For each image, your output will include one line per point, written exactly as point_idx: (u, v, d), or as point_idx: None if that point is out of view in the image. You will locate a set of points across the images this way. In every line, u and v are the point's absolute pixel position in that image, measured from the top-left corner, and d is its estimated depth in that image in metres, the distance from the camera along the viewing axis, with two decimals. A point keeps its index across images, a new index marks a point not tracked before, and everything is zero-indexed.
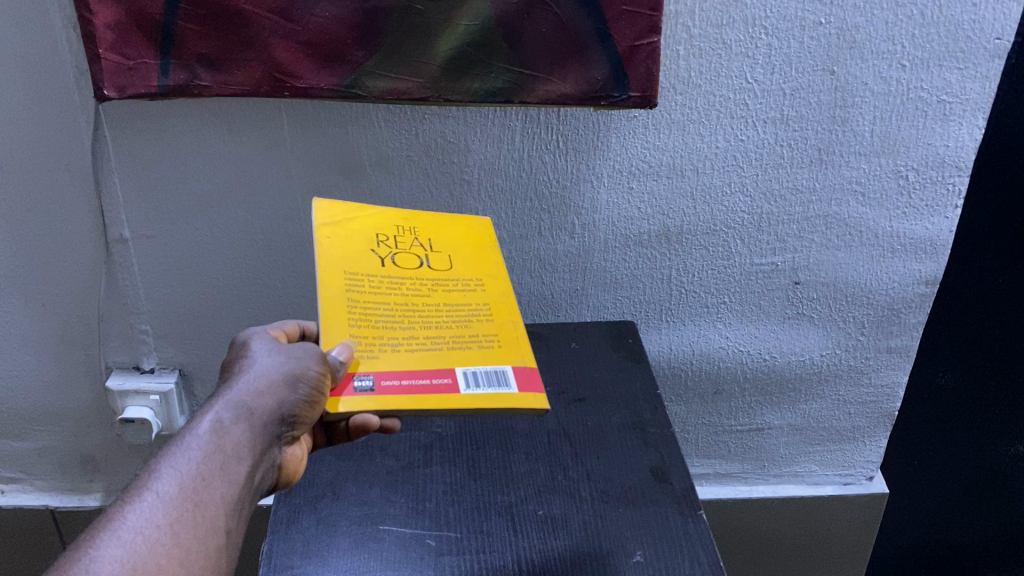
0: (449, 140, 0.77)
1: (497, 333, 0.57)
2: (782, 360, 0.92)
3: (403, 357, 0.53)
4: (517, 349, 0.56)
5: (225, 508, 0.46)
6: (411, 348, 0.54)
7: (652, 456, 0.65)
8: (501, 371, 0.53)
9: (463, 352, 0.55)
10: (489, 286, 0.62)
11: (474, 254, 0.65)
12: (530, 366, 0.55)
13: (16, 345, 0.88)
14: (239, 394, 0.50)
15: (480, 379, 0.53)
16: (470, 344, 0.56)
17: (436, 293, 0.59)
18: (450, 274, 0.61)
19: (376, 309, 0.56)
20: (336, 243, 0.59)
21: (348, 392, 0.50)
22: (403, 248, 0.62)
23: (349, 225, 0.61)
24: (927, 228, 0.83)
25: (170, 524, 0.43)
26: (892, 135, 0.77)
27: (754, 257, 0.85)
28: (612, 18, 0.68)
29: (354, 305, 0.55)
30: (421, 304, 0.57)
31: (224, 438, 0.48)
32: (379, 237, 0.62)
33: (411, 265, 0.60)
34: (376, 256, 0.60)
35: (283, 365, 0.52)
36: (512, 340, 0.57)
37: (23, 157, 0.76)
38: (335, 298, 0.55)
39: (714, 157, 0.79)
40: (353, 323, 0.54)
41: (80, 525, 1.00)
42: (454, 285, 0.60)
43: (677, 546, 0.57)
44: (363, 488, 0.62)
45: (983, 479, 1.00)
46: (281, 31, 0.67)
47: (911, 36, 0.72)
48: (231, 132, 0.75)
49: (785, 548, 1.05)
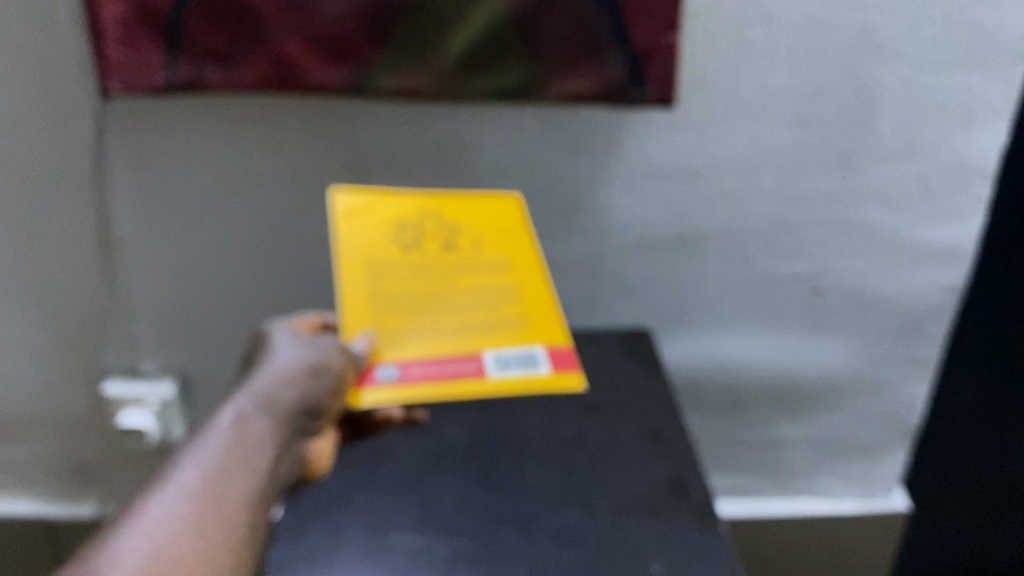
0: (461, 141, 0.75)
1: (516, 319, 0.68)
2: (800, 371, 0.89)
3: (428, 342, 0.67)
4: (541, 334, 0.68)
5: (252, 497, 0.44)
6: (433, 335, 0.67)
7: (671, 465, 0.63)
8: (529, 354, 0.68)
9: (486, 336, 0.67)
10: (506, 266, 0.70)
11: (502, 240, 0.70)
12: (560, 346, 0.69)
13: (11, 348, 0.85)
14: (262, 385, 0.51)
15: (507, 361, 0.67)
16: (496, 326, 0.67)
17: (457, 277, 0.68)
18: (468, 256, 0.69)
19: (397, 301, 0.67)
20: (358, 235, 0.68)
21: (372, 382, 0.65)
22: (426, 233, 0.69)
23: (373, 216, 0.69)
24: (952, 235, 0.80)
25: (193, 513, 0.41)
26: (915, 140, 0.75)
27: (772, 264, 0.83)
28: (629, 15, 0.66)
29: (377, 297, 0.67)
30: (439, 293, 0.67)
31: (249, 426, 0.48)
32: (400, 226, 0.69)
33: (428, 253, 0.68)
34: (399, 245, 0.68)
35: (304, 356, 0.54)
36: (534, 318, 0.69)
37: (25, 155, 0.74)
38: (356, 294, 0.66)
39: (732, 161, 0.76)
40: (376, 314, 0.66)
41: (76, 537, 0.97)
42: (472, 267, 0.68)
43: (700, 560, 0.54)
44: (370, 495, 0.59)
45: (1002, 496, 0.98)
46: (290, 25, 0.65)
47: (936, 37, 0.70)
48: (237, 129, 0.74)
49: (804, 567, 1.01)
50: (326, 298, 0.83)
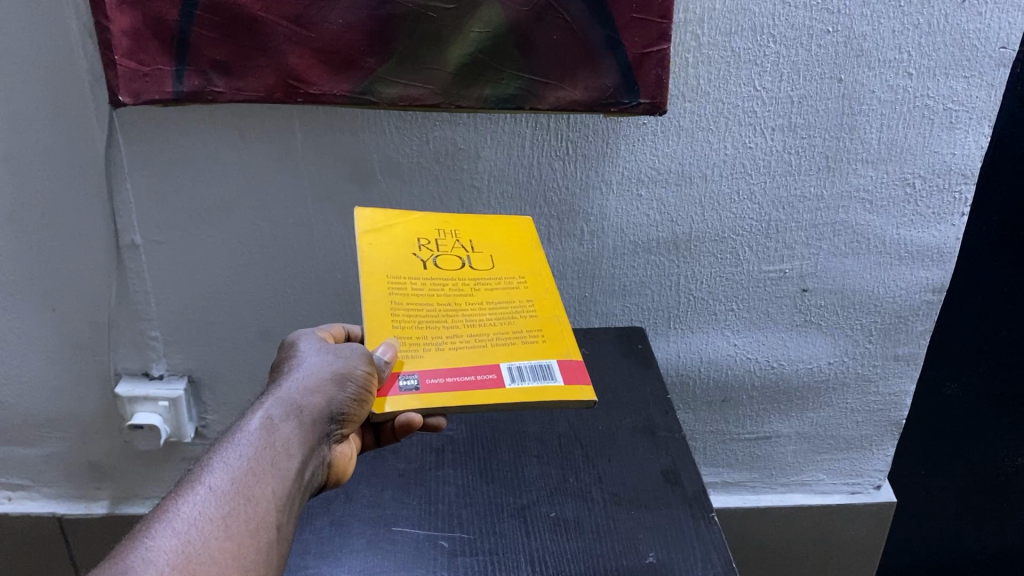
0: (460, 147, 0.78)
1: (540, 329, 0.60)
2: (790, 368, 0.92)
3: (447, 352, 0.56)
4: (556, 348, 0.58)
5: (276, 504, 0.45)
6: (455, 346, 0.56)
7: (664, 459, 0.65)
8: (545, 364, 0.56)
9: (507, 347, 0.57)
10: (531, 284, 0.63)
11: (513, 257, 0.65)
12: (576, 360, 0.58)
13: (26, 350, 0.88)
14: (289, 391, 0.51)
15: (525, 372, 0.55)
16: (513, 340, 0.58)
17: (478, 293, 0.61)
18: (491, 274, 0.63)
19: (420, 312, 0.58)
20: (378, 248, 0.61)
21: (393, 392, 0.53)
22: (445, 250, 0.63)
23: (390, 229, 0.63)
24: (935, 236, 0.83)
25: (223, 517, 0.42)
26: (899, 143, 0.78)
27: (763, 265, 0.85)
28: (622, 25, 0.69)
29: (397, 308, 0.58)
30: (462, 304, 0.59)
31: (275, 433, 0.48)
32: (420, 240, 0.63)
33: (453, 267, 0.62)
34: (418, 260, 0.61)
35: (332, 364, 0.54)
36: (555, 335, 0.59)
37: (39, 163, 0.77)
38: (379, 303, 0.57)
39: (722, 165, 0.79)
40: (397, 324, 0.57)
41: (87, 534, 0.99)
42: (496, 284, 0.62)
43: (690, 548, 0.57)
44: (376, 490, 0.62)
45: (987, 488, 1.01)
46: (296, 37, 0.67)
47: (918, 44, 0.73)
48: (244, 138, 0.76)
49: (796, 558, 1.05)
50: (330, 301, 0.86)
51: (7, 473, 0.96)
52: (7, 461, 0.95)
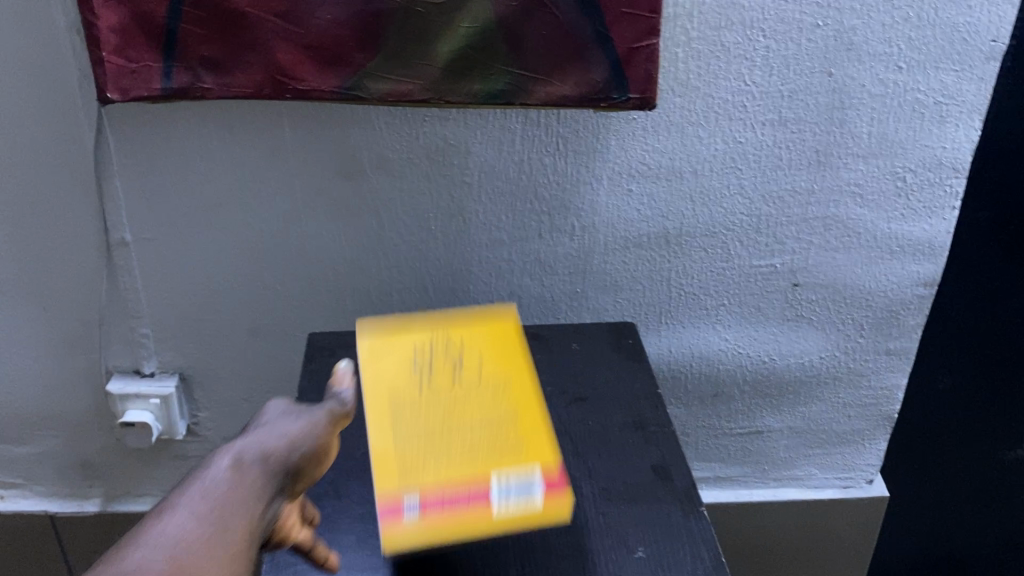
0: (450, 142, 0.78)
1: (525, 430, 0.59)
2: (782, 362, 0.92)
3: (439, 466, 0.55)
4: (537, 435, 0.59)
5: (245, 542, 0.41)
6: (447, 459, 0.56)
7: (654, 454, 0.65)
8: (530, 478, 0.55)
9: (496, 457, 0.56)
10: (518, 380, 0.62)
11: (500, 349, 0.64)
12: (557, 468, 0.56)
13: (16, 348, 0.87)
14: (261, 434, 0.48)
15: (511, 491, 0.54)
16: (501, 448, 0.57)
17: (471, 402, 0.60)
18: (482, 377, 0.62)
19: (416, 425, 0.58)
20: (376, 375, 0.61)
21: (387, 503, 0.53)
22: (438, 355, 0.63)
23: (386, 349, 0.63)
24: (926, 230, 0.83)
25: (191, 550, 0.39)
26: (890, 137, 0.78)
27: (754, 259, 0.85)
28: (611, 20, 0.68)
29: (403, 441, 0.57)
30: (457, 419, 0.59)
31: (244, 474, 0.44)
32: (416, 349, 0.63)
33: (445, 376, 0.62)
34: (414, 372, 0.61)
35: (305, 413, 0.51)
36: (539, 442, 0.58)
37: (27, 160, 0.77)
38: (384, 446, 0.56)
39: (712, 159, 0.79)
40: (394, 411, 0.58)
41: (80, 532, 0.99)
42: (486, 390, 0.61)
43: (679, 543, 0.57)
44: (365, 486, 0.61)
45: (979, 481, 1.01)
46: (284, 33, 0.67)
47: (908, 38, 0.73)
48: (232, 134, 0.76)
49: (788, 552, 1.05)
50: (321, 298, 0.86)
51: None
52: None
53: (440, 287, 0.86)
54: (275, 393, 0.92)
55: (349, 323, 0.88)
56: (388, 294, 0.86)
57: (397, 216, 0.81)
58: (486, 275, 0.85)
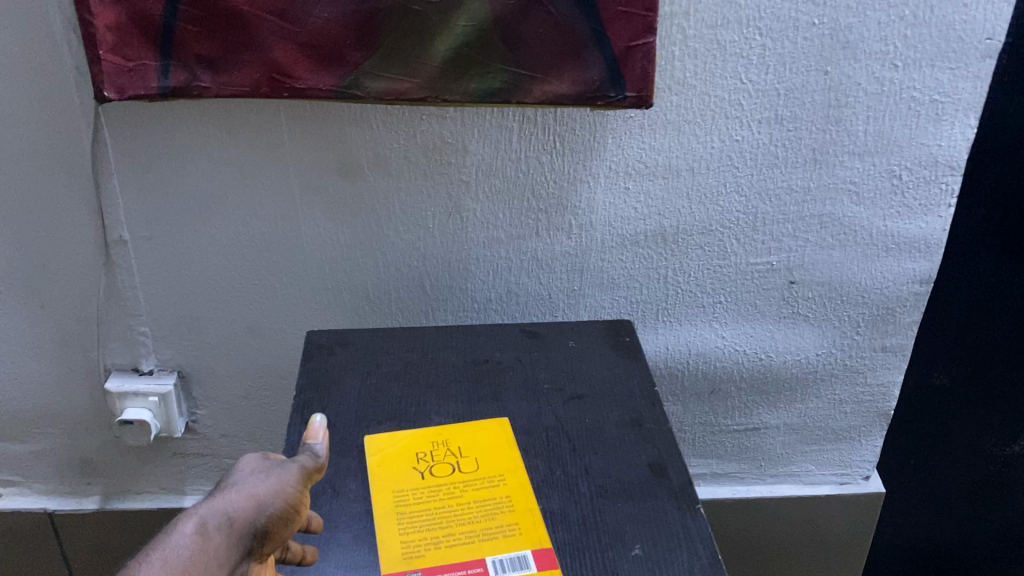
0: (447, 141, 0.78)
1: (525, 512, 0.59)
2: (778, 359, 0.92)
3: (440, 546, 0.56)
4: (531, 514, 0.59)
5: None
6: (450, 541, 0.56)
7: (651, 451, 0.66)
8: (527, 550, 0.56)
9: (495, 535, 0.57)
10: (518, 470, 0.63)
11: (501, 451, 0.66)
12: (548, 546, 0.56)
13: (14, 346, 0.87)
14: (226, 501, 0.49)
15: (510, 561, 0.55)
16: (501, 526, 0.58)
17: (471, 493, 0.61)
18: (483, 471, 0.63)
19: (419, 519, 0.59)
20: (381, 474, 0.63)
21: None
22: (440, 457, 0.65)
23: (392, 454, 0.65)
24: (922, 227, 0.84)
25: None
26: (886, 135, 0.78)
27: (750, 257, 0.86)
28: (608, 18, 0.68)
29: (405, 520, 0.58)
30: (458, 507, 0.60)
31: (206, 541, 0.46)
32: (419, 454, 0.65)
33: (447, 476, 0.63)
34: (416, 472, 0.63)
35: (275, 471, 0.52)
36: (537, 519, 0.59)
37: (24, 159, 0.76)
38: (387, 525, 0.58)
39: (709, 158, 0.79)
40: (399, 503, 0.60)
41: (79, 529, 1.00)
42: (487, 481, 0.62)
43: (676, 540, 0.58)
44: (363, 484, 0.62)
45: (974, 476, 1.02)
46: (281, 32, 0.67)
47: (904, 36, 0.73)
48: (230, 133, 0.76)
49: (785, 549, 1.06)
50: (318, 296, 0.86)
51: None
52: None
53: (438, 284, 0.86)
54: (273, 391, 0.92)
55: (348, 321, 0.88)
56: (385, 292, 0.86)
57: (395, 214, 0.81)
58: (484, 273, 0.86)
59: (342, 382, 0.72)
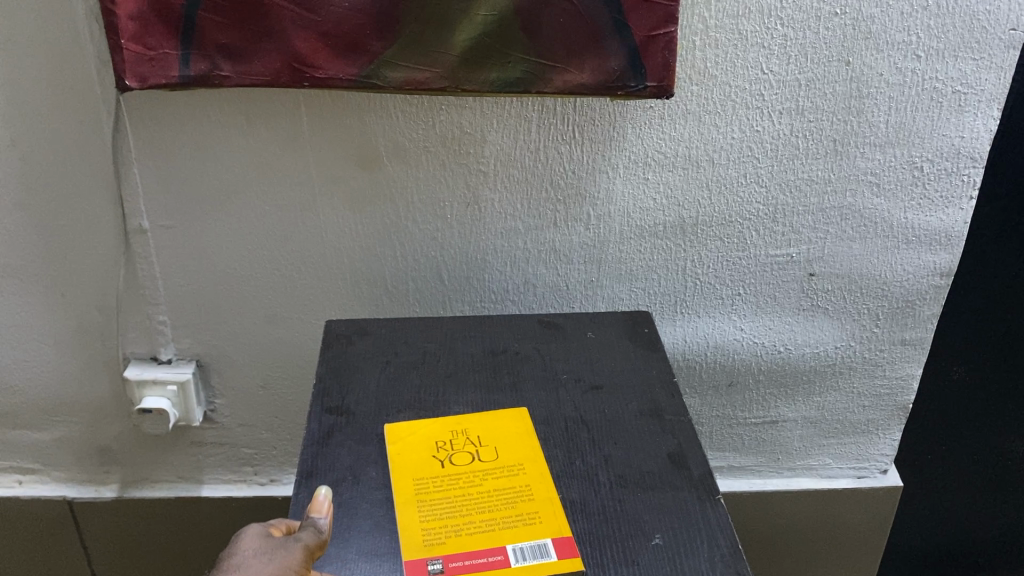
0: (466, 131, 0.78)
1: (543, 503, 0.59)
2: (797, 352, 0.92)
3: (462, 534, 0.56)
4: (551, 503, 0.59)
5: None
6: (471, 530, 0.57)
7: (670, 442, 0.65)
8: (546, 541, 0.56)
9: (515, 526, 0.57)
10: (535, 461, 0.63)
11: (520, 440, 0.66)
12: (568, 535, 0.56)
13: (35, 335, 0.88)
14: None
15: (530, 549, 0.55)
16: (520, 518, 0.58)
17: (490, 482, 0.61)
18: (501, 462, 0.63)
19: (439, 506, 0.59)
20: (402, 461, 0.63)
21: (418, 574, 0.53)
22: (459, 446, 0.65)
23: (411, 442, 0.65)
24: (943, 219, 0.83)
25: None
26: (908, 127, 0.77)
27: (769, 249, 0.85)
28: (629, 8, 0.68)
29: (425, 508, 0.58)
30: (478, 494, 0.60)
31: None
32: (438, 443, 0.65)
33: (466, 464, 0.63)
34: (436, 461, 0.63)
35: (275, 559, 0.50)
36: (555, 510, 0.58)
37: (44, 148, 0.77)
38: (408, 512, 0.58)
39: (729, 148, 0.79)
40: (418, 491, 0.60)
41: (97, 518, 1.00)
42: (506, 471, 0.62)
43: (696, 530, 0.57)
44: (384, 471, 0.62)
45: (993, 471, 1.02)
46: (302, 21, 0.67)
47: (927, 26, 0.72)
48: (251, 123, 0.76)
49: (802, 542, 1.05)
50: (336, 285, 0.86)
51: (18, 457, 0.97)
52: (18, 445, 0.96)
53: (456, 275, 0.86)
54: (291, 380, 0.92)
55: (366, 311, 0.88)
56: (403, 282, 0.86)
57: (413, 204, 0.81)
58: (502, 264, 0.86)
59: (361, 371, 0.72)
